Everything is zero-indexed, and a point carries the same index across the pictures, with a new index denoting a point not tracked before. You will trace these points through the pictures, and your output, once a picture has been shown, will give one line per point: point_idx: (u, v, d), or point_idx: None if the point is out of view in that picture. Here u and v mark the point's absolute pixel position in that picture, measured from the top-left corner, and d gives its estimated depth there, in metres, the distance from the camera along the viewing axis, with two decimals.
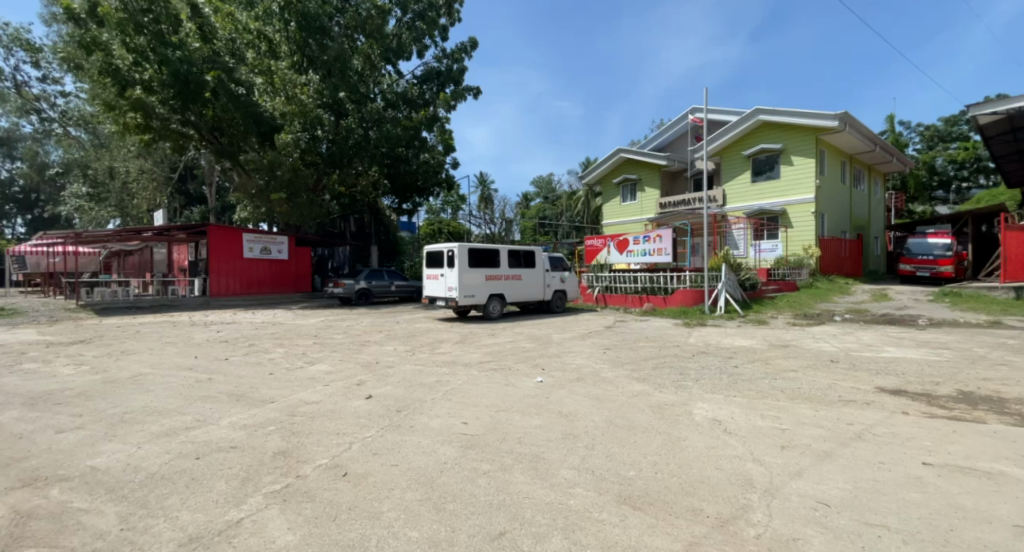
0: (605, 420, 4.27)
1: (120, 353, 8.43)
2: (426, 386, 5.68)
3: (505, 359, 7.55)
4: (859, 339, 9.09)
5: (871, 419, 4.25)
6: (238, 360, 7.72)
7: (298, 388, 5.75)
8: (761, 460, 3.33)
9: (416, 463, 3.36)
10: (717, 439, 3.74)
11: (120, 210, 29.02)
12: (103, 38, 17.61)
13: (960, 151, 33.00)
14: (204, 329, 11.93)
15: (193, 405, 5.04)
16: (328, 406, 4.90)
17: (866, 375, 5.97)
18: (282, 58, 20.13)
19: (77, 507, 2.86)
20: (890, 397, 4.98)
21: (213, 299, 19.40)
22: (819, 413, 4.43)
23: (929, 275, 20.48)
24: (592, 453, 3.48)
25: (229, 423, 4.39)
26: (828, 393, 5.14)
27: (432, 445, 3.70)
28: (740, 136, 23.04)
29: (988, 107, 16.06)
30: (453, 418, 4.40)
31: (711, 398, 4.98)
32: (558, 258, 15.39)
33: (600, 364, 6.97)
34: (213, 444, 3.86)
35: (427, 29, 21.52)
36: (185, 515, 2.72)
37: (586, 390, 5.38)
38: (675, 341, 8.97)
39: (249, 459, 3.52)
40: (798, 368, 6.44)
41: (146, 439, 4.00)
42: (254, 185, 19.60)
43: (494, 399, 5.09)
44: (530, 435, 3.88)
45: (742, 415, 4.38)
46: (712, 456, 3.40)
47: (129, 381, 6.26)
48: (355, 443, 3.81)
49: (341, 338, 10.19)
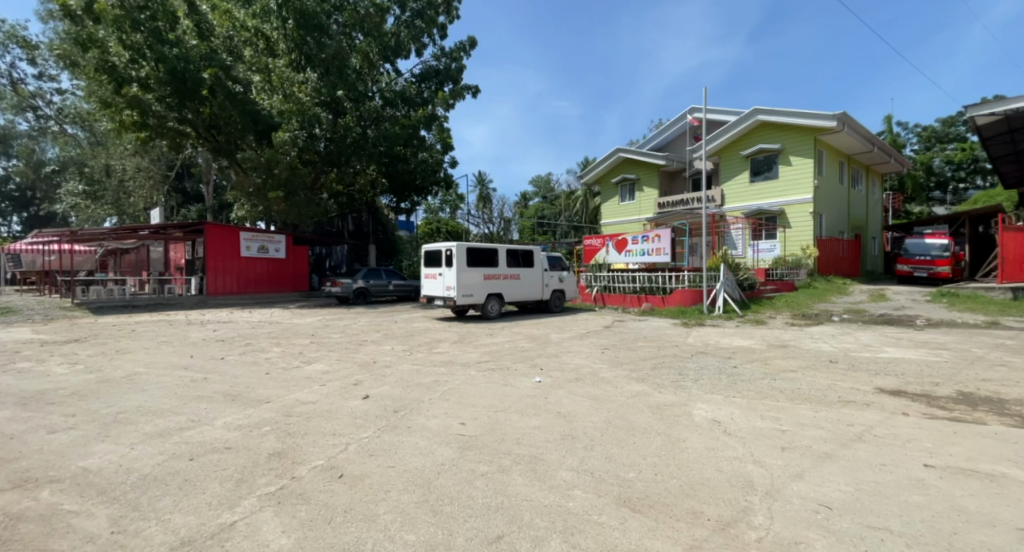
0: (604, 421, 4.24)
1: (115, 353, 8.35)
2: (424, 386, 5.64)
3: (503, 358, 7.51)
4: (858, 340, 9.08)
5: (871, 420, 4.23)
6: (234, 359, 7.65)
7: (294, 387, 5.70)
8: (761, 461, 3.30)
9: (413, 465, 3.32)
10: (716, 440, 3.71)
11: (116, 208, 28.83)
12: (99, 34, 17.46)
13: (958, 152, 33.08)
14: (200, 329, 11.84)
15: (188, 405, 4.99)
16: (324, 406, 4.85)
17: (866, 375, 5.95)
18: (280, 56, 20.04)
19: (67, 509, 2.81)
20: (890, 398, 4.96)
21: (209, 298, 19.29)
22: (819, 414, 4.41)
23: (927, 275, 20.52)
24: (592, 454, 3.45)
25: (224, 423, 4.34)
26: (828, 394, 5.11)
27: (429, 446, 3.67)
28: (738, 136, 23.06)
29: (987, 108, 16.02)
30: (451, 419, 4.36)
31: (710, 399, 4.96)
32: (556, 258, 15.36)
33: (599, 364, 6.95)
34: (207, 445, 3.81)
35: (426, 28, 21.45)
36: (178, 518, 2.67)
37: (586, 391, 5.35)
38: (674, 341, 8.95)
39: (244, 461, 3.47)
40: (797, 368, 6.42)
41: (140, 440, 3.95)
42: (251, 183, 19.42)
43: (493, 399, 5.06)
44: (528, 436, 3.85)
45: (742, 415, 4.36)
46: (712, 457, 3.37)
47: (123, 381, 6.19)
48: (351, 444, 3.76)
49: (338, 337, 10.13)
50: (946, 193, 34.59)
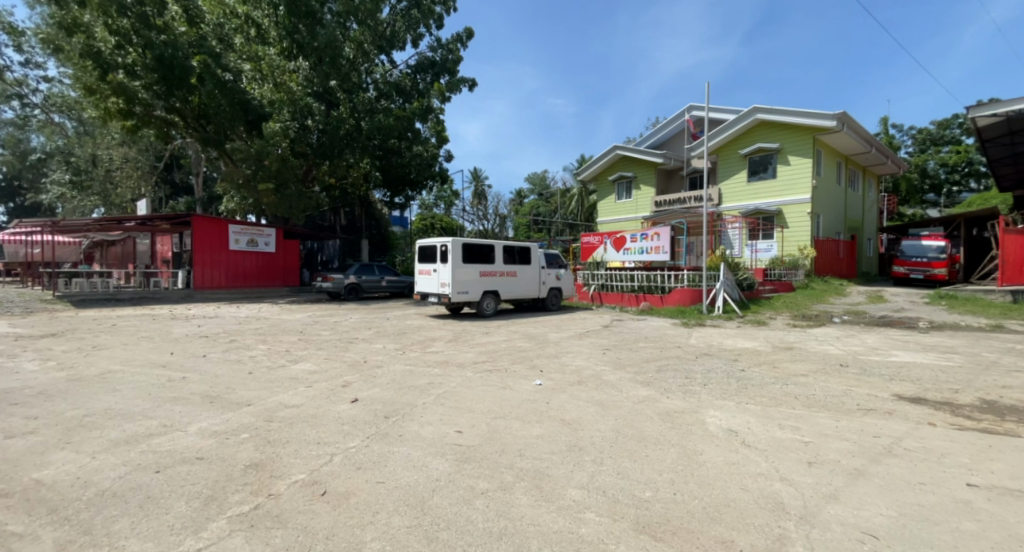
0: (612, 429, 3.94)
1: (90, 349, 7.90)
2: (416, 389, 5.29)
3: (500, 359, 7.19)
4: (863, 342, 8.86)
5: (897, 431, 3.95)
6: (217, 357, 7.27)
7: (278, 389, 5.33)
8: (789, 478, 3.00)
9: (405, 481, 2.98)
10: (736, 453, 3.40)
11: (104, 198, 28.14)
12: (84, 18, 16.78)
13: (953, 154, 32.91)
14: (185, 324, 11.38)
15: (162, 407, 4.61)
16: (309, 410, 4.50)
17: (880, 381, 5.70)
18: (272, 45, 19.52)
19: (9, 531, 2.45)
20: (912, 406, 4.69)
21: (197, 292, 18.79)
22: (841, 423, 4.12)
23: (923, 277, 20.44)
24: (602, 469, 3.13)
25: (198, 429, 3.97)
26: (846, 401, 4.83)
27: (422, 458, 3.34)
28: (736, 135, 22.87)
29: (988, 108, 15.77)
30: (446, 426, 4.02)
31: (722, 405, 4.66)
32: (553, 255, 15.03)
33: (600, 366, 6.63)
34: (177, 455, 3.44)
35: (422, 19, 21.11)
36: (133, 545, 2.31)
37: (588, 395, 5.04)
38: (676, 342, 8.69)
39: (216, 473, 3.12)
40: (807, 373, 6.16)
41: (102, 448, 3.56)
42: (240, 174, 18.90)
43: (491, 403, 4.74)
44: (531, 446, 3.53)
45: (759, 424, 4.07)
46: (735, 473, 3.06)
47: (95, 380, 5.77)
48: (336, 455, 3.42)
49: (328, 334, 9.76)
50: (940, 195, 34.64)
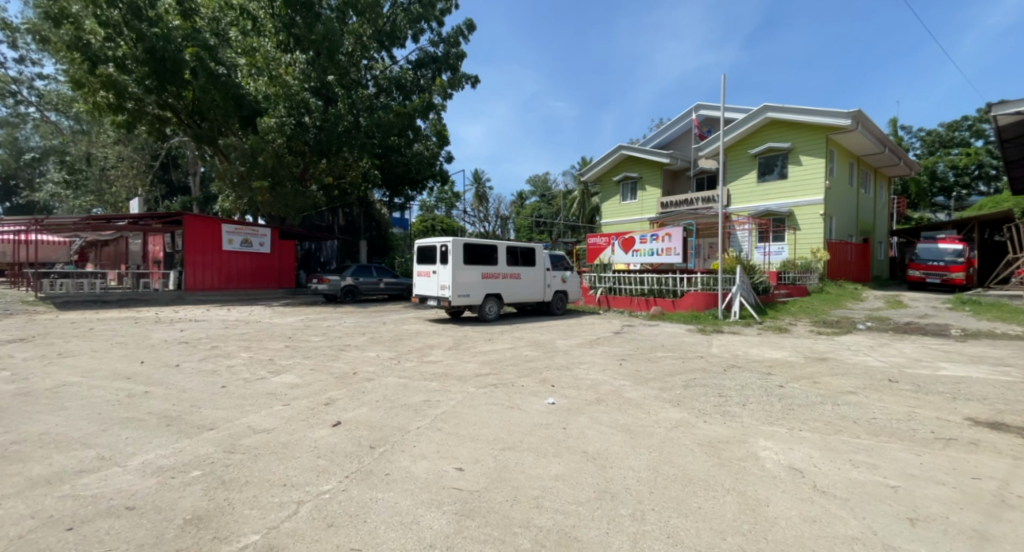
0: (647, 467, 3.21)
1: (54, 357, 7.18)
2: (410, 410, 4.56)
3: (506, 370, 6.46)
4: (902, 352, 8.07)
5: (1000, 470, 3.19)
6: (191, 367, 6.52)
7: (251, 408, 4.60)
8: (897, 546, 2.26)
9: (389, 547, 2.25)
10: (811, 505, 2.67)
11: (98, 196, 27.79)
12: (73, 10, 16.21)
13: (963, 156, 32.08)
14: (166, 328, 10.61)
15: (109, 432, 3.90)
16: (280, 437, 3.78)
17: (942, 401, 4.94)
18: (267, 37, 18.61)
19: None
20: (997, 435, 3.92)
21: (188, 293, 18.06)
22: (925, 459, 3.38)
23: (940, 282, 19.62)
24: (646, 530, 2.40)
25: (142, 464, 3.26)
26: (917, 429, 4.05)
27: (413, 510, 2.61)
28: (747, 133, 22.06)
29: (1012, 107, 14.90)
30: (444, 462, 3.29)
31: (773, 433, 3.92)
32: (559, 256, 14.28)
33: (618, 380, 5.86)
34: (102, 503, 2.71)
35: (425, 13, 20.56)
36: None
37: (611, 418, 4.30)
38: (697, 352, 7.95)
39: (145, 533, 2.40)
40: (856, 390, 5.38)
41: (13, 491, 2.83)
42: (234, 173, 17.82)
43: (497, 429, 4.01)
44: (551, 494, 2.79)
45: (824, 460, 3.34)
46: (823, 538, 2.32)
47: (46, 395, 5.07)
48: (304, 504, 2.69)
49: (317, 340, 9.02)
50: (949, 198, 33.94)
